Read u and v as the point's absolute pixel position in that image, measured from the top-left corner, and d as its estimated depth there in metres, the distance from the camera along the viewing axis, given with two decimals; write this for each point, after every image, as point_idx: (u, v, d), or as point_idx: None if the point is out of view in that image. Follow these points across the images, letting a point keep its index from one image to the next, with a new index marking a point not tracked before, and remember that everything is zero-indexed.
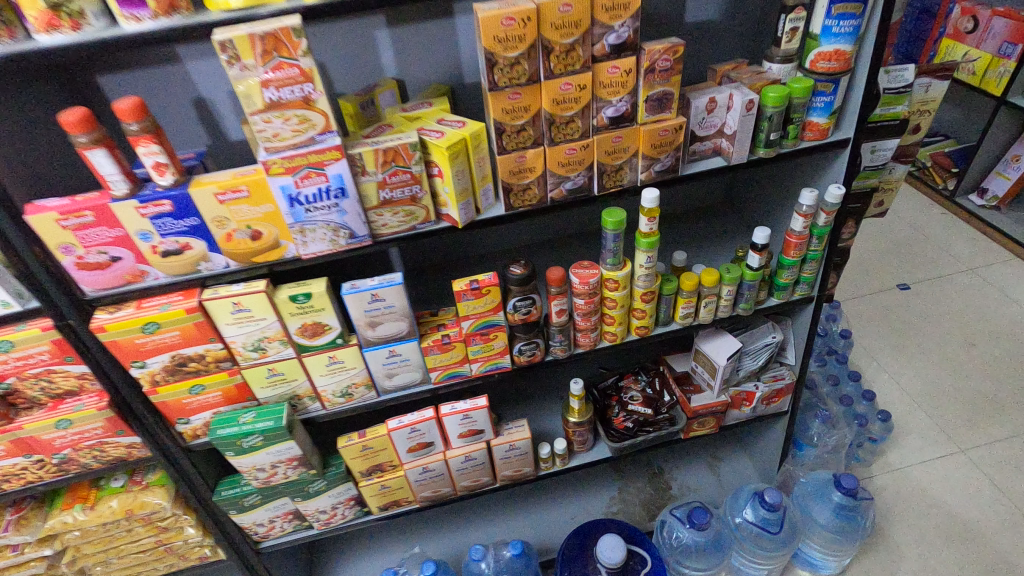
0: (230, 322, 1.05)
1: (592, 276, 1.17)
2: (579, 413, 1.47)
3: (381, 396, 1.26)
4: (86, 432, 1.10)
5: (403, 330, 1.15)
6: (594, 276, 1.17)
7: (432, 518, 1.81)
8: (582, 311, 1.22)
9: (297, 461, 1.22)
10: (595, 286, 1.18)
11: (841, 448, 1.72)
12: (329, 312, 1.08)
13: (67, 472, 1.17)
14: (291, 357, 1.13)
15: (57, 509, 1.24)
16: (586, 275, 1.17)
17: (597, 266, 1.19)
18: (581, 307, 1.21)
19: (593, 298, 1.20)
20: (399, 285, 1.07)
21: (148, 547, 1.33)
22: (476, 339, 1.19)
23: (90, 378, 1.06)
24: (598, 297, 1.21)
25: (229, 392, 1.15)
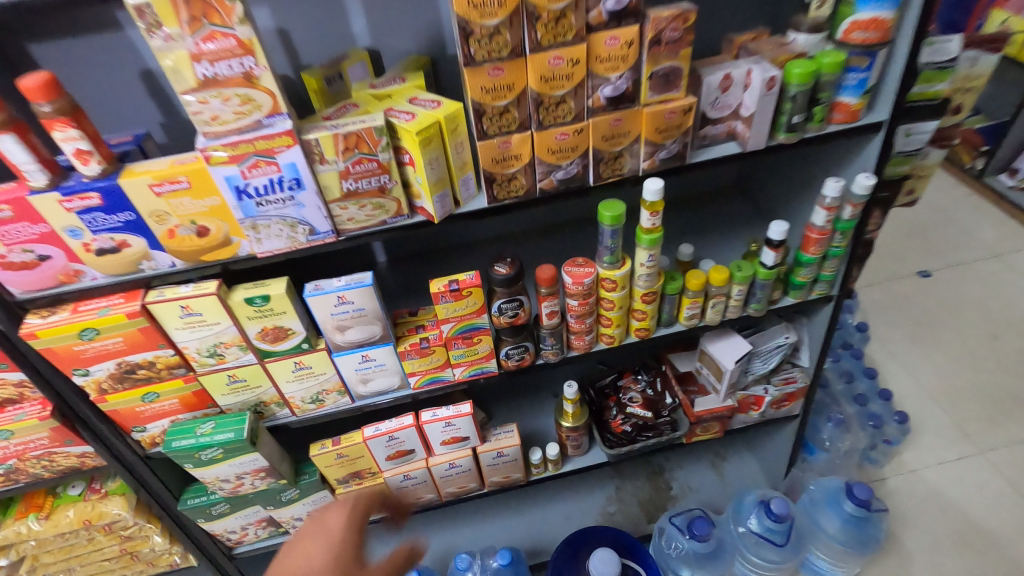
0: (180, 327, 0.94)
1: (586, 276, 1.05)
2: (573, 417, 1.37)
3: (356, 402, 1.15)
4: (31, 442, 1.01)
5: (377, 334, 1.04)
6: (589, 276, 1.05)
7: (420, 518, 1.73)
8: (577, 313, 1.10)
9: (265, 472, 1.13)
10: (590, 286, 1.06)
11: (854, 452, 1.61)
12: (291, 316, 0.97)
13: (16, 481, 1.09)
14: (252, 363, 1.02)
15: (12, 518, 1.16)
16: (580, 275, 1.05)
17: (593, 263, 1.07)
18: (575, 309, 1.10)
19: (589, 299, 1.08)
20: (369, 287, 0.96)
21: (113, 555, 1.25)
22: (458, 343, 1.08)
23: (29, 386, 0.96)
24: (594, 298, 1.09)
25: (186, 399, 1.05)
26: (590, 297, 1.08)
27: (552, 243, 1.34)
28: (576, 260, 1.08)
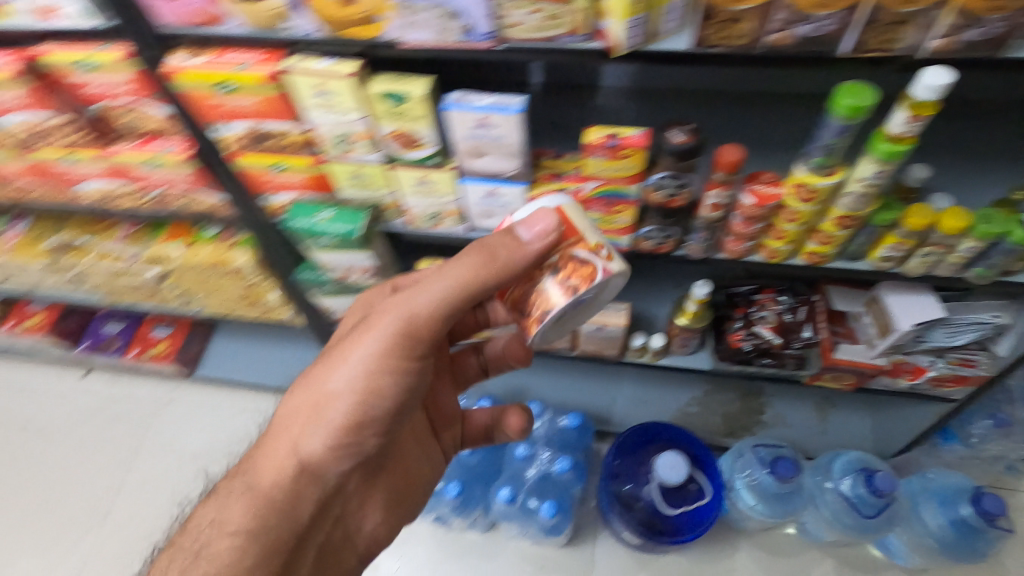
0: (313, 106, 0.87)
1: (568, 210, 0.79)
2: (692, 318, 1.22)
3: (470, 233, 1.09)
4: (175, 177, 1.07)
5: (511, 170, 0.92)
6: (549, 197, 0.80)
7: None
8: (537, 333, 0.79)
9: (372, 271, 1.14)
10: (423, 314, 0.82)
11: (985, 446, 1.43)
12: (427, 124, 0.87)
13: (163, 208, 1.17)
14: (378, 164, 0.96)
15: (162, 239, 1.30)
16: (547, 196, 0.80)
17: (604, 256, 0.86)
18: (580, 273, 0.74)
19: (435, 317, 0.82)
20: (518, 114, 0.81)
21: (238, 296, 1.39)
22: (594, 206, 0.95)
23: (174, 125, 0.99)
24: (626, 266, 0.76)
25: (311, 180, 1.02)
26: (599, 252, 0.75)
27: (762, 123, 1.01)
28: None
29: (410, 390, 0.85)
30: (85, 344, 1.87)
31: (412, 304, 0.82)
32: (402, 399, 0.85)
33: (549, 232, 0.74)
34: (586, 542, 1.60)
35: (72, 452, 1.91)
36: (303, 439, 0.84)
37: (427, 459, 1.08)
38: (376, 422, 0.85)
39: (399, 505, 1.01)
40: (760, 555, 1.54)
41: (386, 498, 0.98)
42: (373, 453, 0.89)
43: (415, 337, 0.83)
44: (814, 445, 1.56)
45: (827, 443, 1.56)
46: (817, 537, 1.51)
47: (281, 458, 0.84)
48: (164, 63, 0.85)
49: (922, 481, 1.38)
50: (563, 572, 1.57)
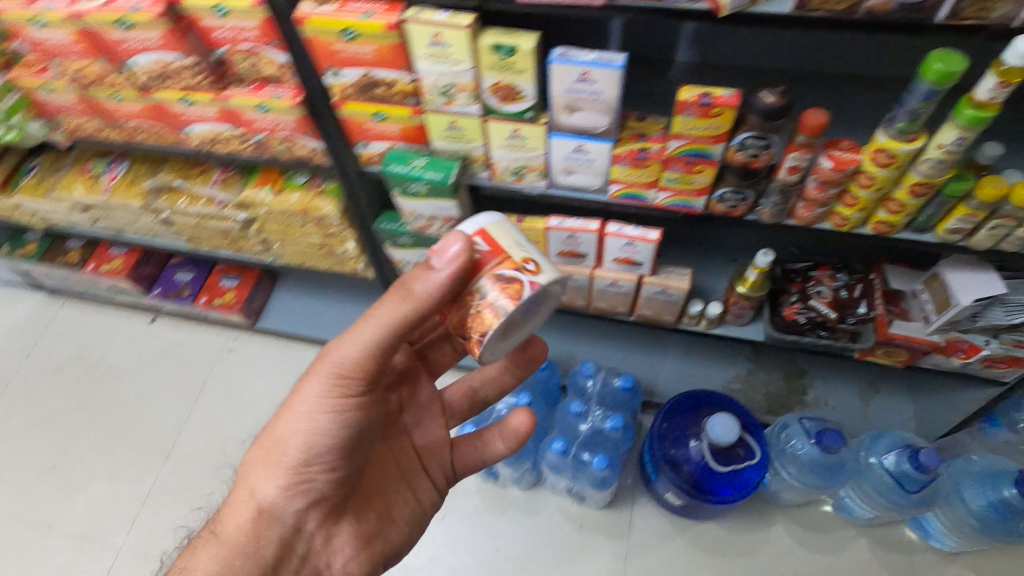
0: (425, 56, 0.94)
1: (494, 230, 0.87)
2: (751, 286, 1.27)
3: (550, 190, 1.15)
4: (281, 122, 1.16)
5: (602, 126, 0.98)
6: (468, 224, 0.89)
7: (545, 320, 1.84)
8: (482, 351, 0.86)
9: (453, 222, 1.22)
10: (356, 357, 0.89)
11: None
12: (528, 77, 0.94)
13: (262, 154, 1.26)
14: (475, 116, 1.03)
15: (253, 184, 1.40)
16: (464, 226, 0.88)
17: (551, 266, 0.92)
18: (509, 290, 0.82)
19: (370, 358, 0.90)
20: (619, 70, 0.88)
21: (316, 245, 1.48)
22: (676, 165, 1.00)
23: (289, 71, 1.08)
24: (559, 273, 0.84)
25: (408, 130, 1.10)
26: (526, 266, 0.83)
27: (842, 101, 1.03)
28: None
29: (349, 423, 0.93)
30: (158, 290, 1.99)
31: (342, 348, 0.90)
32: (342, 431, 0.92)
33: (467, 254, 0.83)
34: (625, 506, 1.67)
35: (143, 391, 2.05)
36: (261, 482, 0.92)
37: (408, 499, 1.10)
38: (323, 456, 0.92)
39: (374, 544, 1.02)
40: (796, 530, 1.59)
41: (357, 532, 1.00)
42: (328, 490, 0.94)
43: (350, 376, 0.90)
44: (855, 427, 1.60)
45: (869, 426, 1.59)
46: (853, 515, 1.55)
47: (242, 504, 0.93)
48: (295, 10, 0.94)
49: (964, 464, 1.42)
50: (602, 532, 1.64)
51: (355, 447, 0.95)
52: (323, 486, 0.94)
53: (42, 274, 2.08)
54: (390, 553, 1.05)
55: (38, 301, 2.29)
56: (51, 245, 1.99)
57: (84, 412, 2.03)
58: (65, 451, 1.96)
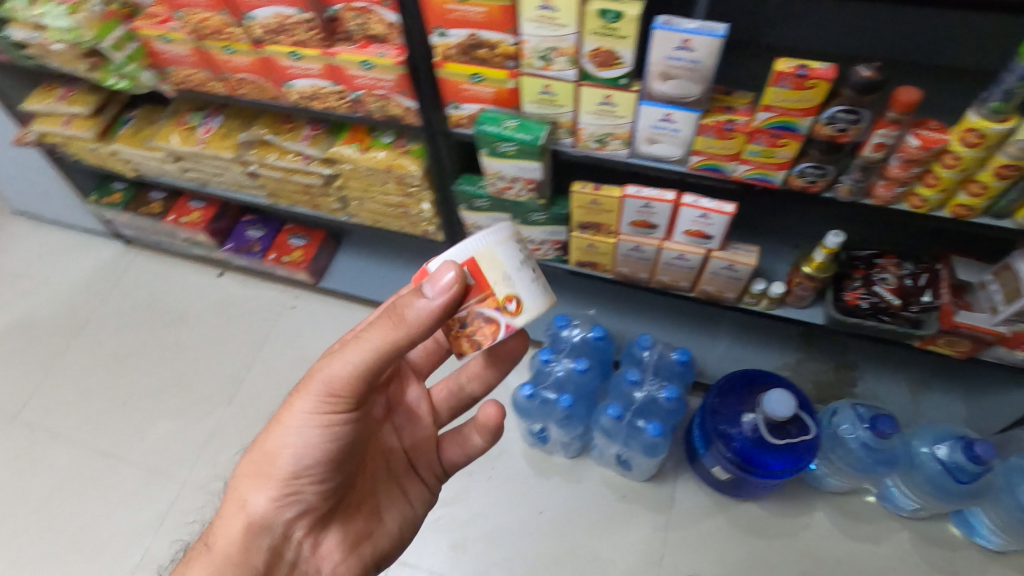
0: (532, 19, 1.01)
1: (487, 257, 0.86)
2: (817, 268, 1.30)
3: (631, 158, 1.20)
4: (381, 81, 1.23)
5: (693, 96, 1.03)
6: (463, 245, 0.86)
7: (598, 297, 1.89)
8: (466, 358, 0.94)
9: (534, 185, 1.28)
10: (341, 378, 0.91)
11: None
12: (629, 44, 0.99)
13: (356, 112, 1.34)
14: (570, 81, 1.09)
15: (341, 142, 1.48)
16: (456, 250, 0.86)
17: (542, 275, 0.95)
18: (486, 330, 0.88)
19: (356, 380, 0.91)
20: (719, 39, 0.92)
21: (393, 204, 1.56)
22: (761, 138, 1.05)
23: (396, 32, 1.15)
24: (538, 310, 0.89)
25: (501, 93, 1.16)
26: (507, 307, 0.87)
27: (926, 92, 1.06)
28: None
29: (336, 438, 0.96)
30: (230, 244, 2.09)
31: (330, 369, 0.92)
32: (329, 446, 0.96)
33: (450, 303, 0.83)
34: (668, 481, 1.70)
35: (208, 339, 2.16)
36: (252, 494, 0.97)
37: (397, 503, 1.17)
38: (310, 470, 0.96)
39: (362, 548, 1.09)
40: (838, 517, 1.61)
41: (348, 536, 1.06)
42: (317, 500, 1.00)
43: (338, 395, 0.92)
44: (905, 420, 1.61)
45: (919, 420, 1.61)
46: (897, 507, 1.57)
47: (234, 515, 0.98)
48: None
49: (1018, 462, 1.42)
50: (644, 504, 1.68)
51: (341, 462, 0.99)
52: (311, 497, 0.99)
53: (123, 223, 2.22)
54: (379, 554, 1.12)
55: (114, 250, 2.43)
56: (135, 195, 2.12)
57: (151, 356, 2.15)
58: (133, 389, 2.08)
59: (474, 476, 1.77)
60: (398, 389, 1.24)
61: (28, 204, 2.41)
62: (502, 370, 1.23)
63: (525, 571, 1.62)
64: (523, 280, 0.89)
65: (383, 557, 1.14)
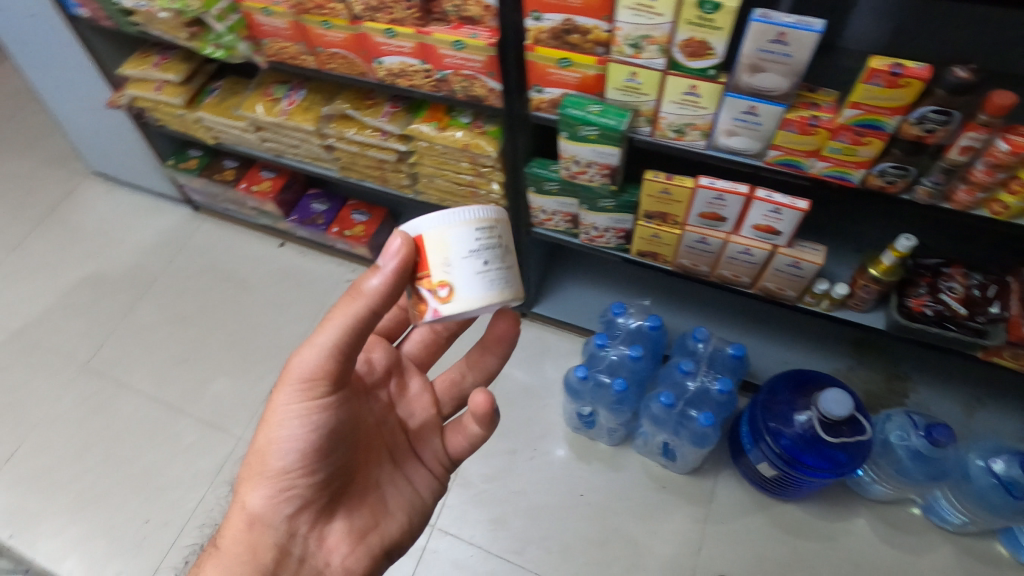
0: (629, 7, 1.05)
1: (436, 237, 0.91)
2: (885, 271, 1.32)
3: (707, 150, 1.23)
4: (469, 62, 1.28)
5: (780, 90, 1.06)
6: (423, 218, 0.92)
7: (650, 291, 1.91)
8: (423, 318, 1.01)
9: (608, 171, 1.33)
10: (318, 363, 0.90)
11: None
12: (723, 36, 1.02)
13: (439, 91, 1.40)
14: (657, 70, 1.13)
15: (419, 120, 1.55)
16: (415, 221, 0.92)
17: (503, 271, 0.96)
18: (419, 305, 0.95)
19: (334, 361, 0.91)
20: (817, 34, 0.95)
21: (463, 184, 1.62)
22: (844, 135, 1.07)
23: (491, 14, 1.20)
24: (471, 304, 0.92)
25: (587, 78, 1.21)
26: (439, 292, 0.92)
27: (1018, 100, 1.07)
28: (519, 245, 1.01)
29: (320, 423, 0.94)
30: (295, 217, 2.19)
31: (308, 354, 0.91)
32: (310, 434, 0.93)
33: (392, 277, 0.88)
34: (709, 476, 1.72)
35: (267, 305, 2.26)
36: (249, 493, 0.95)
37: (405, 491, 1.11)
38: (298, 461, 0.93)
39: (371, 538, 1.04)
40: (881, 526, 1.60)
41: (353, 528, 1.02)
42: (312, 493, 0.97)
43: (316, 378, 0.91)
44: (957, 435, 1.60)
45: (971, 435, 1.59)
46: (942, 521, 1.57)
47: (238, 517, 0.96)
48: None
49: None
50: (684, 496, 1.70)
51: (331, 449, 0.96)
52: (307, 490, 0.96)
53: (195, 189, 2.33)
54: (390, 545, 1.06)
55: (182, 215, 2.55)
56: (209, 163, 2.22)
57: (211, 317, 2.25)
58: (194, 347, 2.18)
59: (517, 455, 1.81)
60: (399, 380, 1.21)
61: (107, 166, 2.54)
62: (501, 353, 1.26)
63: (564, 552, 1.65)
64: (464, 272, 0.92)
65: (396, 548, 1.08)
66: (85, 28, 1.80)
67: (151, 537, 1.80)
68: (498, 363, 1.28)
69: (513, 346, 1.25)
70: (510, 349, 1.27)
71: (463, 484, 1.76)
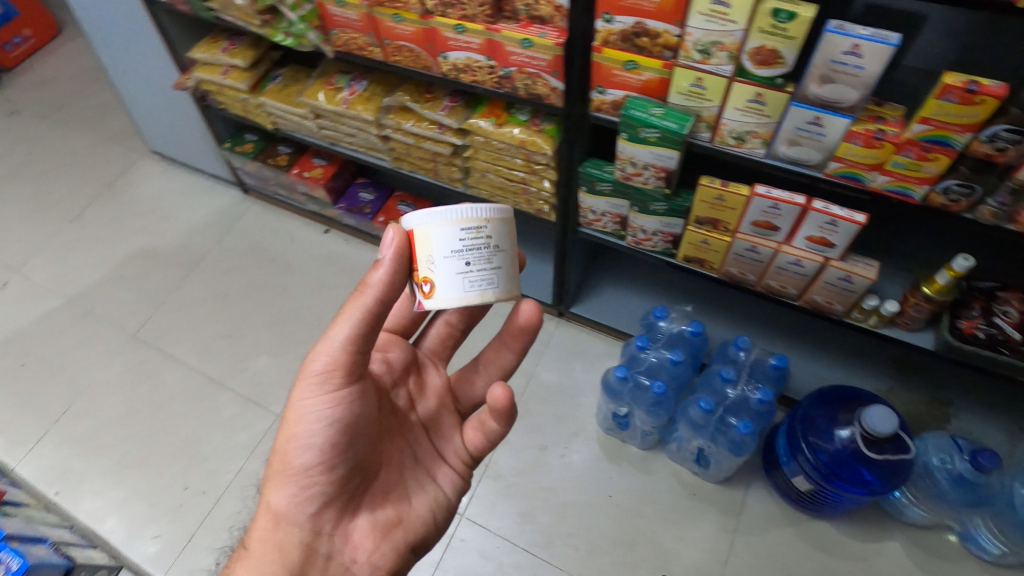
0: (703, 13, 1.07)
1: (422, 233, 0.93)
2: (938, 290, 1.31)
3: (766, 158, 1.24)
4: (535, 60, 1.30)
5: (848, 102, 1.07)
6: (416, 216, 0.93)
7: (689, 298, 1.91)
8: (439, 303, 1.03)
9: (664, 174, 1.34)
10: (334, 361, 0.91)
11: None
12: (794, 45, 1.04)
13: (501, 88, 1.42)
14: (724, 76, 1.15)
15: (478, 115, 1.59)
16: (409, 214, 0.95)
17: (488, 274, 0.96)
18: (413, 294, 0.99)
19: (349, 356, 0.92)
20: (893, 47, 0.95)
21: (515, 179, 1.65)
22: (910, 150, 1.07)
23: (562, 14, 1.24)
24: (448, 303, 0.94)
25: (651, 82, 1.23)
26: (424, 287, 0.95)
27: None
28: (513, 245, 1.00)
29: (336, 423, 0.95)
30: (343, 204, 2.25)
31: (322, 355, 0.92)
32: (328, 430, 0.94)
33: (393, 269, 0.88)
34: (740, 486, 1.71)
35: (309, 288, 2.32)
36: (274, 493, 0.97)
37: (427, 488, 1.11)
38: (317, 459, 0.95)
39: (395, 534, 1.04)
40: (915, 549, 1.58)
41: (376, 525, 1.03)
42: (332, 490, 0.98)
43: (333, 377, 0.92)
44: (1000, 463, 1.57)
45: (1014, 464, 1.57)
46: (980, 549, 1.55)
47: (265, 517, 0.99)
48: None
49: None
50: (714, 504, 1.69)
51: (349, 447, 0.97)
52: (327, 488, 0.97)
53: (248, 172, 2.41)
54: (415, 540, 1.06)
55: (233, 197, 2.63)
56: (264, 147, 2.29)
57: (256, 297, 2.32)
58: (238, 324, 2.25)
59: (548, 452, 1.82)
60: (418, 378, 1.21)
61: (165, 145, 2.64)
62: (518, 348, 1.19)
63: (590, 551, 1.65)
64: (445, 271, 0.93)
65: (422, 543, 1.09)
66: (162, 12, 1.89)
67: (189, 504, 1.86)
68: (514, 360, 1.21)
69: (531, 342, 1.16)
70: (526, 346, 1.19)
71: (493, 476, 1.78)
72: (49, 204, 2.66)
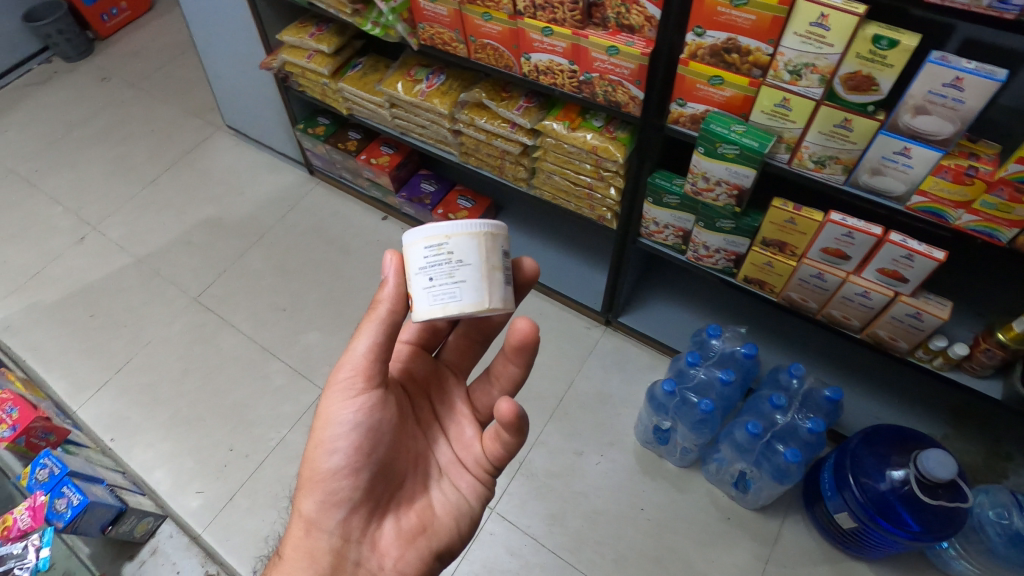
0: (799, 33, 1.06)
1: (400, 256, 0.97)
2: (1014, 337, 1.26)
3: (846, 185, 1.22)
4: (619, 68, 1.31)
5: (941, 135, 1.05)
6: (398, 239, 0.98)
7: (741, 321, 1.89)
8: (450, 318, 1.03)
9: (736, 192, 1.34)
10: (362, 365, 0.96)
11: None
12: (892, 73, 1.02)
13: (580, 92, 1.44)
14: (813, 99, 1.14)
15: (552, 117, 1.61)
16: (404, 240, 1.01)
17: (456, 287, 0.92)
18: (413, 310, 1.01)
19: (373, 362, 0.96)
20: (998, 82, 0.93)
21: (580, 184, 1.67)
22: (1002, 190, 1.04)
23: (652, 25, 1.25)
24: (421, 318, 0.93)
25: (735, 98, 1.22)
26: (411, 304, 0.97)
27: None
28: (489, 257, 0.95)
29: (362, 427, 0.97)
30: (404, 193, 2.31)
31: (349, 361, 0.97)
32: (352, 433, 0.96)
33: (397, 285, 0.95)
34: (776, 516, 1.68)
35: (363, 272, 2.38)
36: (304, 500, 0.99)
37: (450, 497, 1.08)
38: (343, 463, 0.96)
39: (421, 542, 1.02)
40: None
41: (401, 533, 1.01)
42: (357, 495, 0.98)
43: (360, 379, 0.96)
44: None
45: None
46: None
47: (297, 524, 0.99)
48: None
49: None
50: (748, 531, 1.67)
51: (372, 451, 0.98)
52: (353, 493, 0.98)
53: (317, 154, 2.49)
54: (441, 547, 1.04)
55: (299, 176, 2.72)
56: (335, 132, 2.37)
57: (312, 274, 2.40)
58: (293, 299, 2.33)
59: (582, 458, 1.82)
60: (438, 389, 1.18)
61: (241, 121, 2.76)
62: (523, 361, 1.11)
63: (617, 561, 1.65)
64: (416, 287, 0.94)
65: (449, 551, 1.06)
66: None
67: (232, 465, 1.93)
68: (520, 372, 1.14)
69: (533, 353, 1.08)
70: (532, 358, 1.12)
71: (526, 474, 1.80)
72: (128, 167, 2.81)
